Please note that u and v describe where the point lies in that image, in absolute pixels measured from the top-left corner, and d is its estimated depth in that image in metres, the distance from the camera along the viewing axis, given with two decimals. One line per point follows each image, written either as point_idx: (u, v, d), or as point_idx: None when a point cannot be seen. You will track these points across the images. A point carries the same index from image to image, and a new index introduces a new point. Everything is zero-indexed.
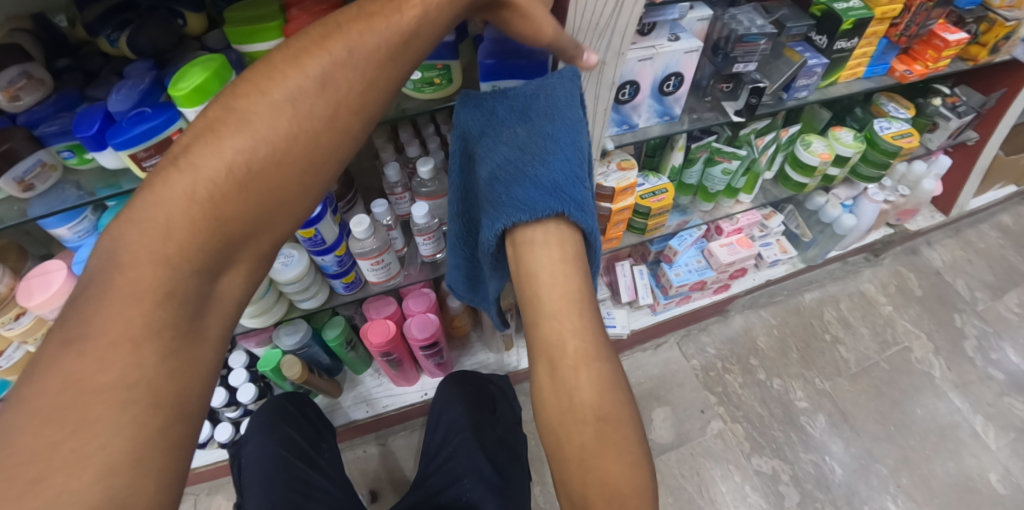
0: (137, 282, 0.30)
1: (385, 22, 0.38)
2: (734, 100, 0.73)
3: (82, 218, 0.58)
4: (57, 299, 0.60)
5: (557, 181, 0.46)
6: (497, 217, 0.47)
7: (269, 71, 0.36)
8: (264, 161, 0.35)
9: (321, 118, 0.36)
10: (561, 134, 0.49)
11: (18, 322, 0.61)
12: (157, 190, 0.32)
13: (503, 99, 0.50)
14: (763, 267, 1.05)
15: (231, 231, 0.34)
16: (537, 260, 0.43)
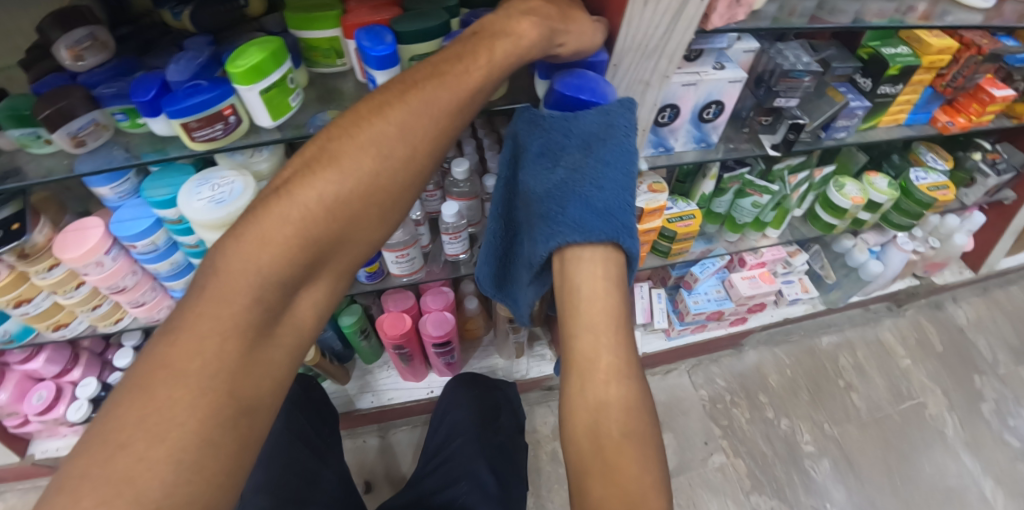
0: (214, 296, 0.34)
1: (455, 80, 0.40)
2: (772, 133, 0.73)
3: (125, 180, 0.60)
4: (90, 255, 0.61)
5: (609, 204, 0.45)
6: (547, 235, 0.45)
7: (355, 119, 0.40)
8: (349, 193, 0.38)
9: (401, 157, 0.40)
10: (616, 161, 0.46)
11: (52, 273, 0.64)
12: (255, 214, 0.36)
13: (561, 118, 0.46)
14: (782, 304, 1.02)
15: (314, 253, 0.37)
16: (581, 276, 0.44)
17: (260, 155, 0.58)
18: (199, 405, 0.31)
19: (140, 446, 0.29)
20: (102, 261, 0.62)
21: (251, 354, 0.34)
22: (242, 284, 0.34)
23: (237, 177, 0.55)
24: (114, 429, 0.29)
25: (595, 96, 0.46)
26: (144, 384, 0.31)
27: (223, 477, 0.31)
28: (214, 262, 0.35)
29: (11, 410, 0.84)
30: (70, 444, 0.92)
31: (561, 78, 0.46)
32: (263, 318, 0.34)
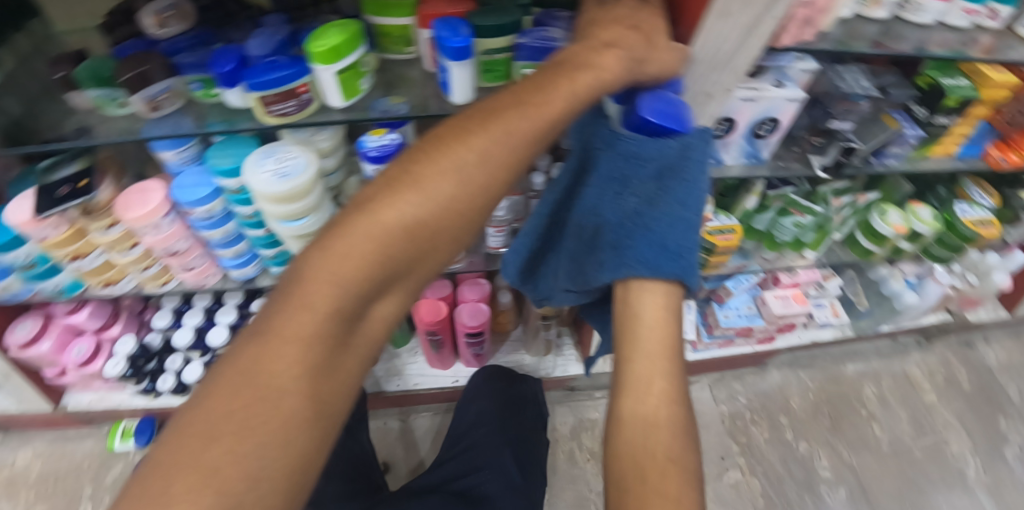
0: (298, 305, 0.34)
1: (538, 110, 0.39)
2: (822, 155, 0.72)
3: (189, 146, 0.63)
4: (149, 217, 0.63)
5: (678, 241, 0.45)
6: (613, 264, 0.47)
7: (438, 142, 0.38)
8: (429, 215, 0.37)
9: (482, 184, 0.38)
10: (688, 200, 0.46)
11: (111, 231, 0.66)
12: (338, 229, 0.35)
13: (638, 143, 0.45)
14: (811, 327, 1.02)
15: (392, 270, 0.36)
16: (642, 305, 0.46)
17: (322, 135, 0.59)
18: (284, 406, 0.32)
19: (229, 438, 0.30)
20: (160, 224, 0.65)
21: (332, 361, 0.34)
22: (324, 296, 0.33)
23: (300, 154, 0.56)
24: (207, 420, 0.31)
25: (677, 122, 0.44)
26: (237, 370, 0.32)
27: (301, 461, 0.32)
28: (299, 271, 0.35)
29: (51, 361, 0.87)
30: (102, 399, 0.95)
31: (646, 96, 0.44)
32: (343, 327, 0.35)
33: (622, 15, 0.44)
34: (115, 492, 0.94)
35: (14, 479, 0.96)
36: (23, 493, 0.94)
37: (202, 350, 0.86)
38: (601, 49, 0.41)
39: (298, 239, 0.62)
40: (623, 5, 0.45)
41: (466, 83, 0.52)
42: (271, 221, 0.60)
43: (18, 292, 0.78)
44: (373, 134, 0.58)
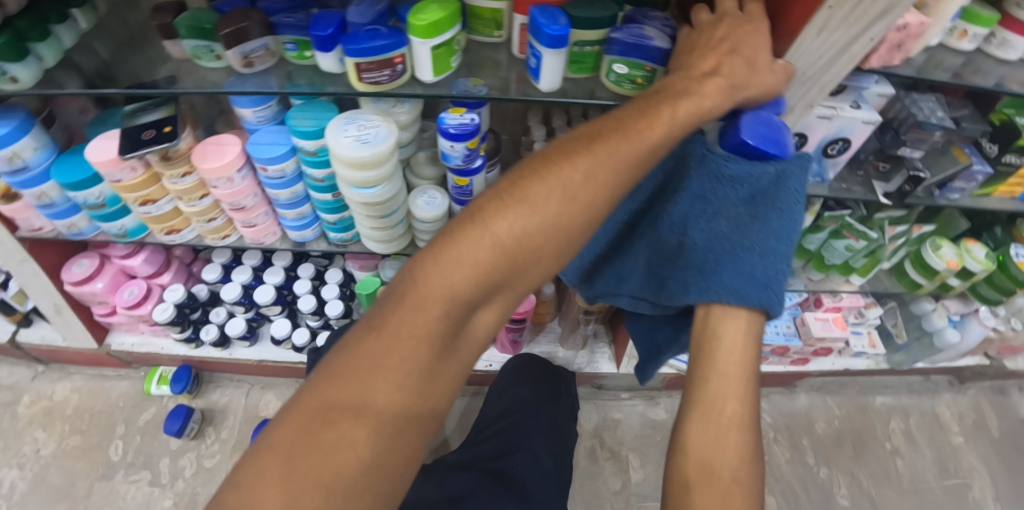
0: (411, 305, 0.36)
1: (642, 136, 0.40)
2: (886, 182, 0.73)
3: (268, 106, 0.65)
4: (222, 170, 0.65)
5: (770, 272, 0.44)
6: (699, 288, 0.48)
7: (547, 160, 0.39)
8: (535, 228, 0.37)
9: (587, 203, 0.38)
10: (782, 230, 0.45)
11: (184, 180, 0.68)
12: (451, 236, 0.37)
13: (735, 167, 0.45)
14: (846, 354, 1.01)
15: (498, 279, 0.37)
16: (723, 329, 0.46)
17: (402, 108, 0.61)
18: (395, 398, 0.34)
19: (345, 423, 0.32)
20: (232, 178, 0.67)
21: (436, 361, 0.36)
22: (435, 298, 0.36)
23: (383, 123, 0.58)
24: (325, 403, 0.33)
25: (775, 144, 0.44)
26: (352, 360, 0.34)
27: (404, 453, 0.34)
28: (414, 272, 0.37)
29: (102, 300, 0.93)
30: (143, 342, 1.00)
31: (749, 118, 0.45)
32: (450, 329, 0.36)
33: (722, 34, 0.44)
34: (146, 435, 1.00)
35: (53, 409, 1.02)
36: (61, 423, 1.00)
37: (247, 305, 0.90)
38: (702, 79, 0.42)
39: (365, 206, 0.63)
40: (724, 21, 0.45)
41: (555, 71, 0.53)
42: (343, 185, 0.61)
43: (84, 229, 0.83)
44: (454, 112, 0.58)
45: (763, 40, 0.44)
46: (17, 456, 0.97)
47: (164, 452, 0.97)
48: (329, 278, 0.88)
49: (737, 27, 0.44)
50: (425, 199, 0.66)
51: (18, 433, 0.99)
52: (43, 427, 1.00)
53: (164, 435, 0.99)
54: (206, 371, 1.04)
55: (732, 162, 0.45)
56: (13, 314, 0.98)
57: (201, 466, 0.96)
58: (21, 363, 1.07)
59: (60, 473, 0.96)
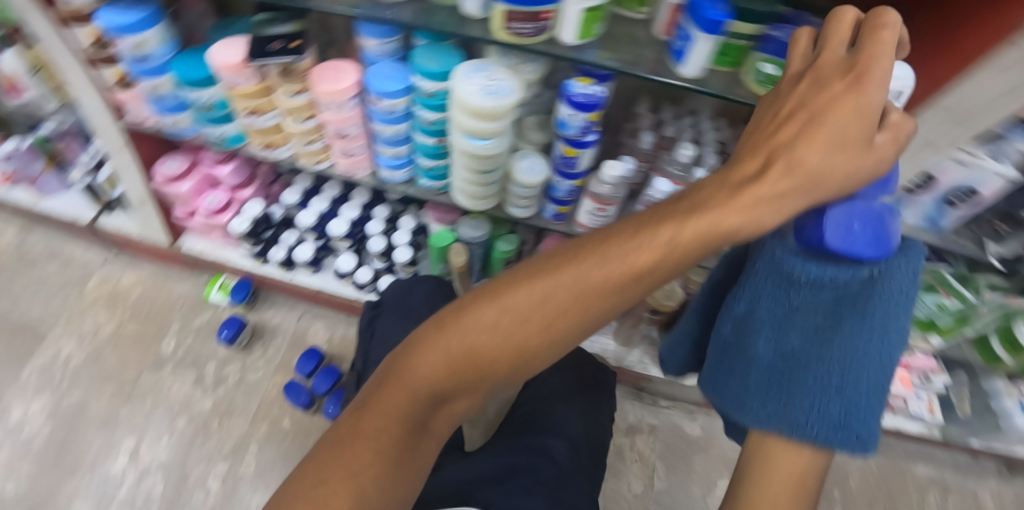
0: (379, 397, 0.38)
1: (620, 260, 0.33)
2: (1000, 243, 0.67)
3: (392, 40, 0.65)
4: (334, 94, 0.66)
5: (848, 403, 0.43)
6: (754, 407, 0.46)
7: (511, 279, 0.36)
8: (484, 349, 0.36)
9: (539, 330, 0.34)
10: (872, 348, 0.43)
11: (297, 96, 0.70)
12: (414, 342, 0.38)
13: (820, 271, 0.42)
14: (900, 414, 0.97)
15: (451, 388, 0.38)
16: (778, 455, 0.42)
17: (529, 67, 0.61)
18: (369, 469, 0.36)
19: (327, 486, 0.35)
20: (343, 104, 0.68)
21: (409, 437, 0.38)
22: (394, 395, 0.38)
23: (509, 79, 0.58)
24: (320, 461, 0.37)
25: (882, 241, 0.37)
26: (336, 436, 0.38)
27: None
28: (388, 367, 0.39)
29: (184, 202, 0.97)
30: (213, 249, 1.05)
31: (834, 212, 0.36)
32: (415, 419, 0.38)
33: (795, 102, 0.36)
34: (198, 337, 1.07)
35: (117, 295, 1.12)
36: (122, 309, 1.10)
37: (319, 233, 0.94)
38: (758, 171, 0.34)
39: (469, 156, 0.65)
40: (807, 78, 0.36)
41: (701, 57, 0.52)
42: (456, 133, 0.63)
43: (184, 128, 0.86)
44: (581, 80, 0.58)
45: (872, 103, 0.33)
46: (80, 330, 1.08)
47: (210, 357, 1.04)
48: (402, 224, 0.91)
49: (817, 95, 0.34)
50: (527, 164, 0.67)
51: (81, 311, 1.10)
52: (104, 309, 1.10)
53: (214, 340, 1.06)
54: (264, 288, 1.09)
55: (813, 266, 0.42)
56: (99, 199, 1.06)
57: (243, 376, 1.02)
58: (96, 246, 1.17)
59: (113, 353, 1.05)
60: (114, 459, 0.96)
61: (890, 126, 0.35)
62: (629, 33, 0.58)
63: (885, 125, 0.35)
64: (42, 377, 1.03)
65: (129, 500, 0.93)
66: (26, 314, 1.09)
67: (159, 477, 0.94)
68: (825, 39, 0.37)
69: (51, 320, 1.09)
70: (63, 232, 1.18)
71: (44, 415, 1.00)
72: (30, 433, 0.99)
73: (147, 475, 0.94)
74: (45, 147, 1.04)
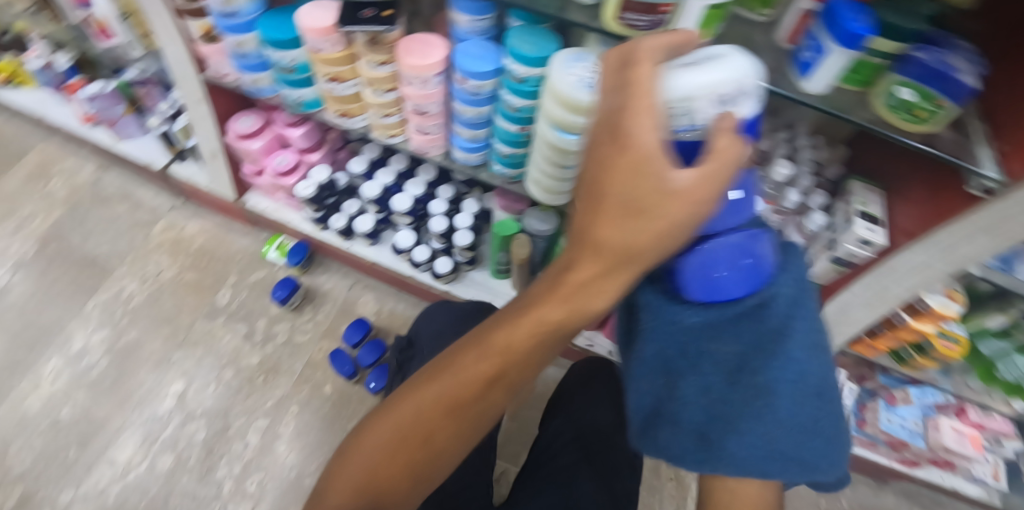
0: (337, 482, 0.43)
1: (506, 334, 0.41)
2: None
3: (485, 18, 0.63)
4: (421, 69, 0.64)
5: (785, 437, 0.41)
6: (684, 453, 0.44)
7: (428, 369, 0.45)
8: (414, 422, 0.42)
9: (460, 393, 0.42)
10: (787, 384, 0.42)
11: (380, 68, 0.69)
12: (356, 442, 0.44)
13: (696, 311, 0.46)
14: (958, 474, 0.94)
15: (397, 471, 0.42)
16: (733, 487, 0.44)
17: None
18: None
19: None
20: (428, 81, 0.66)
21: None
22: (348, 478, 0.42)
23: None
24: None
25: (755, 272, 0.44)
26: None
27: None
28: (334, 466, 0.44)
29: (254, 159, 0.99)
30: (275, 209, 1.07)
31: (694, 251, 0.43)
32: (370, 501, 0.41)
33: (590, 169, 0.34)
34: (253, 292, 1.11)
35: (180, 242, 1.17)
36: (184, 255, 1.16)
37: (381, 207, 0.94)
38: (589, 239, 0.35)
39: (554, 149, 0.64)
40: (591, 141, 0.34)
41: (830, 70, 0.48)
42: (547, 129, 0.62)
43: (263, 88, 0.87)
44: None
45: (652, 145, 0.30)
46: (144, 271, 1.14)
47: (262, 313, 1.08)
48: (465, 207, 0.91)
49: (599, 152, 0.33)
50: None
51: (146, 253, 1.16)
52: (168, 254, 1.16)
53: (267, 298, 1.10)
54: (320, 253, 1.12)
55: (690, 307, 0.46)
56: (172, 147, 1.09)
57: (292, 336, 1.06)
58: (166, 193, 1.23)
59: (172, 297, 1.11)
60: (161, 401, 1.00)
61: (715, 155, 0.31)
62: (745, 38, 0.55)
63: (705, 159, 0.31)
64: (104, 312, 1.09)
65: (172, 441, 0.97)
66: (95, 250, 1.15)
67: (202, 423, 0.98)
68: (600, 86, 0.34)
69: (118, 258, 1.15)
70: (137, 176, 1.24)
71: (103, 349, 1.05)
72: (89, 363, 1.04)
73: (191, 419, 0.98)
74: (128, 92, 1.08)
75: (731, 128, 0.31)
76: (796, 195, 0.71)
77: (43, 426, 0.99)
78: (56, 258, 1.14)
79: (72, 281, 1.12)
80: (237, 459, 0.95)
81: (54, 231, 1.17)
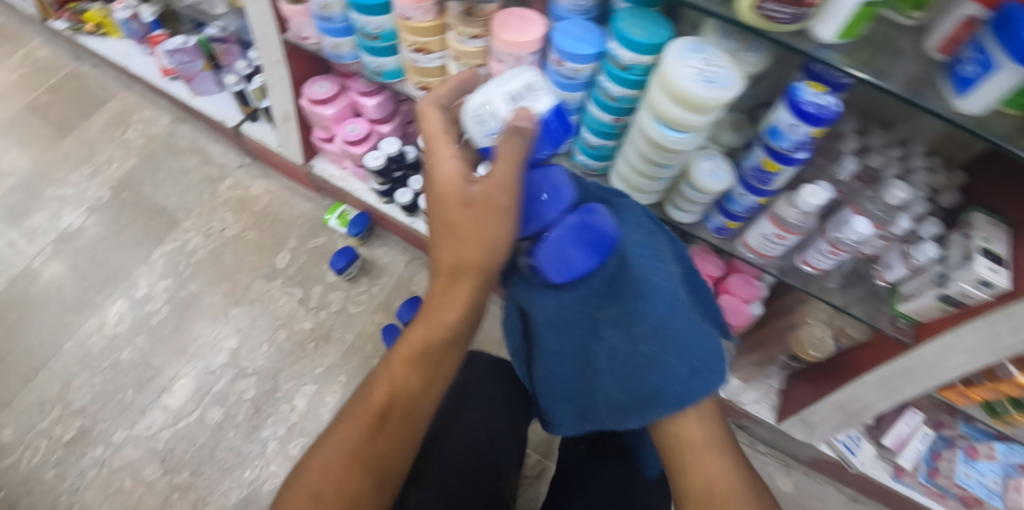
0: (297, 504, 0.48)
1: (422, 336, 0.50)
2: None
3: None
4: (516, 46, 0.61)
5: (681, 347, 0.52)
6: (627, 404, 0.53)
7: (361, 397, 0.52)
8: (358, 435, 0.49)
9: (395, 390, 0.50)
10: (658, 313, 0.53)
11: (471, 42, 0.65)
12: (307, 472, 0.49)
13: (572, 291, 0.54)
14: None
15: (354, 477, 0.48)
16: (678, 430, 0.51)
17: (749, 56, 0.55)
18: None
19: None
20: (521, 59, 0.63)
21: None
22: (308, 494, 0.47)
23: (731, 69, 0.51)
24: None
25: (598, 237, 0.50)
26: None
27: None
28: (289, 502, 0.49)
29: (326, 125, 0.99)
30: (340, 178, 1.07)
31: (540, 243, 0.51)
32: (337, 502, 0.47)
33: (449, 211, 0.47)
34: (310, 258, 1.12)
35: (245, 200, 1.20)
36: (248, 215, 1.18)
37: None
38: (453, 231, 0.48)
39: (650, 146, 0.61)
40: (438, 196, 0.48)
41: (992, 91, 0.41)
42: (647, 125, 0.59)
43: (343, 54, 0.84)
44: (812, 87, 0.52)
45: (459, 168, 0.48)
46: (208, 227, 1.17)
47: (318, 279, 1.10)
48: None
49: (446, 201, 0.48)
50: (708, 168, 0.64)
51: (212, 209, 1.19)
52: (232, 211, 1.19)
53: (324, 265, 1.11)
54: (380, 225, 1.13)
55: (555, 294, 0.54)
56: (246, 107, 1.10)
57: (345, 305, 1.07)
58: (234, 150, 1.25)
59: (232, 255, 1.13)
60: (216, 355, 1.03)
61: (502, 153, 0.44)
62: (889, 44, 0.50)
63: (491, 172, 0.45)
64: (168, 262, 1.13)
65: (223, 395, 1.00)
66: (165, 201, 1.19)
67: (252, 381, 1.00)
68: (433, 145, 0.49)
69: (185, 211, 1.19)
70: (208, 132, 1.27)
71: (165, 298, 1.09)
72: (151, 309, 1.08)
73: (243, 376, 1.01)
74: (207, 48, 1.08)
75: (511, 130, 0.45)
76: (909, 221, 0.60)
77: (105, 365, 1.03)
78: (127, 205, 1.18)
79: (142, 229, 1.16)
80: (283, 421, 0.97)
81: (128, 179, 1.21)
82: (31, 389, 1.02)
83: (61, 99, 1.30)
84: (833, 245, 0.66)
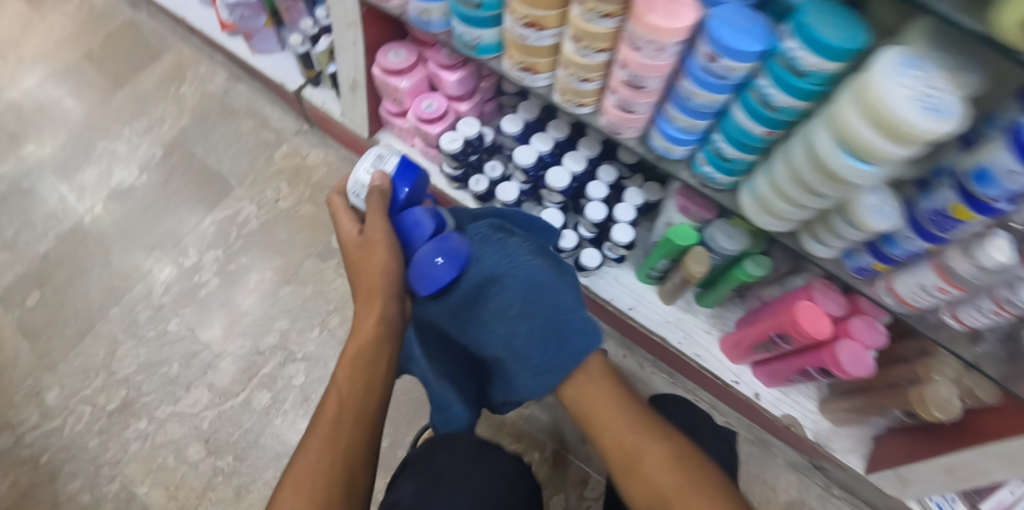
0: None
1: (351, 348, 0.56)
2: None
3: None
4: (663, 33, 0.48)
5: (554, 304, 0.68)
6: (534, 359, 0.69)
7: (313, 421, 0.53)
8: (327, 440, 0.50)
9: (348, 390, 0.54)
10: (533, 284, 0.68)
11: (601, 22, 0.52)
12: (290, 496, 0.47)
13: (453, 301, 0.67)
14: None
15: (341, 467, 0.49)
16: (583, 400, 0.68)
17: (962, 78, 0.41)
18: None
19: None
20: (665, 50, 0.50)
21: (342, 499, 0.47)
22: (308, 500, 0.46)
23: (954, 94, 0.39)
24: None
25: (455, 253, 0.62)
26: None
27: None
28: None
29: (398, 99, 0.90)
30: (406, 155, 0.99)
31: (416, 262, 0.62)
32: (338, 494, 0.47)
33: (351, 256, 0.61)
34: None
35: (301, 171, 1.12)
36: (303, 187, 1.11)
37: (530, 177, 0.87)
38: (359, 265, 0.60)
39: (817, 168, 0.50)
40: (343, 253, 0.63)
41: None
42: (825, 146, 0.47)
43: (433, 21, 0.72)
44: None
45: (348, 229, 0.63)
46: (261, 196, 1.10)
47: None
48: (628, 197, 0.84)
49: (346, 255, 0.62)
50: (869, 204, 0.52)
51: (265, 177, 1.12)
52: (287, 182, 1.11)
53: None
54: None
55: (438, 302, 0.67)
56: (309, 70, 1.02)
57: None
58: (292, 115, 1.17)
59: (286, 229, 1.07)
60: (265, 335, 0.98)
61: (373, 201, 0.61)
62: None
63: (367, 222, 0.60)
64: (219, 231, 1.07)
65: (270, 379, 0.95)
66: (218, 165, 1.14)
67: (302, 368, 0.95)
68: (335, 220, 0.65)
69: (238, 177, 1.12)
70: (266, 93, 1.19)
71: (213, 269, 1.04)
72: (200, 280, 1.03)
73: (292, 361, 0.96)
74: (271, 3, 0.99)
75: (378, 187, 0.62)
76: None
77: (151, 335, 0.99)
78: (182, 166, 1.13)
79: (194, 193, 1.11)
80: None
81: (182, 139, 1.16)
82: (78, 351, 1.00)
83: (119, 49, 1.25)
84: (999, 304, 0.53)
